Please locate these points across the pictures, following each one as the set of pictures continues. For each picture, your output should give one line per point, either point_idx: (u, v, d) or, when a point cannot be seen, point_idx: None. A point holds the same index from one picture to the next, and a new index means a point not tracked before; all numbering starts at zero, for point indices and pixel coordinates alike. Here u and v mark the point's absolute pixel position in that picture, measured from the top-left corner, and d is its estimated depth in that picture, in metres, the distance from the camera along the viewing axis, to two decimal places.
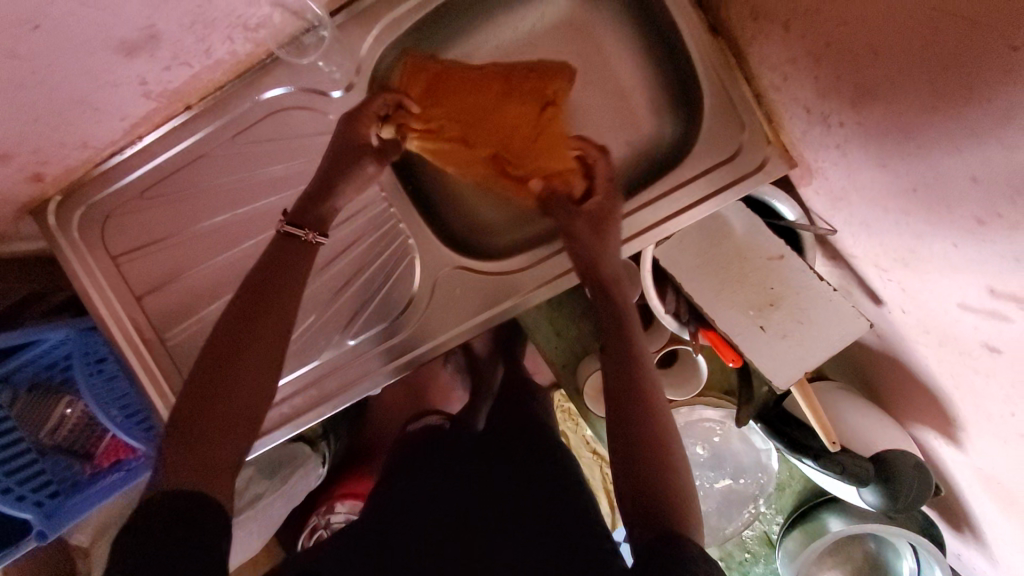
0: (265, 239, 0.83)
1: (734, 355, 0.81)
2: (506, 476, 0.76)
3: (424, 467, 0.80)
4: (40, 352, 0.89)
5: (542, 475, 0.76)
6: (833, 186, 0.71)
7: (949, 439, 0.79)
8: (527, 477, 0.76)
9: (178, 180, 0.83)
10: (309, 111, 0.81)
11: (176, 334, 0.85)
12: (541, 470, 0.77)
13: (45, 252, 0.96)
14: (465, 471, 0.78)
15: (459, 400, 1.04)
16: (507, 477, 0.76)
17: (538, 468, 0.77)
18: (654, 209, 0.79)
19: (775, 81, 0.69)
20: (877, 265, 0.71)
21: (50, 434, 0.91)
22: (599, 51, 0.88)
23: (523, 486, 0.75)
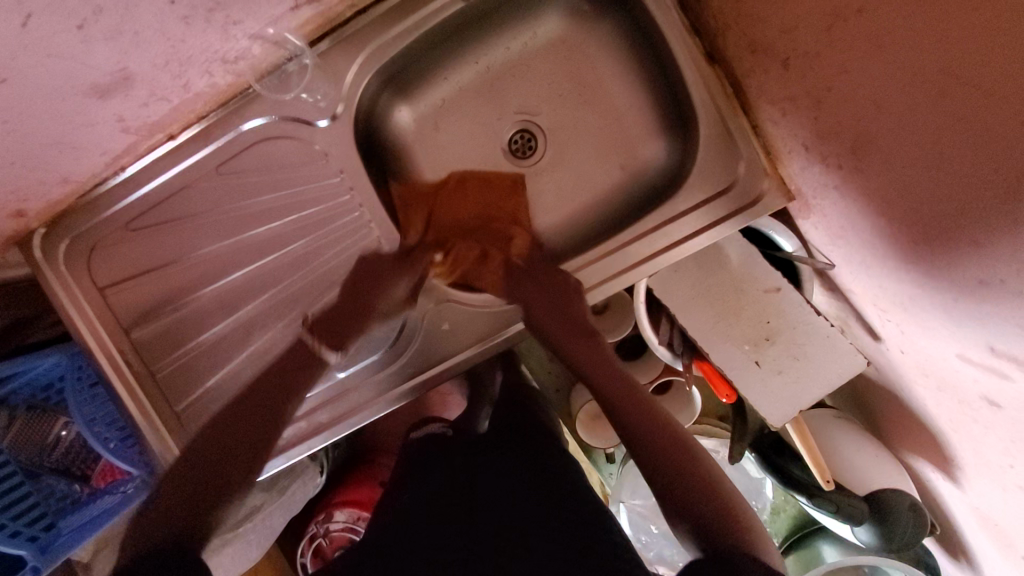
0: (252, 270, 0.82)
1: (728, 390, 0.80)
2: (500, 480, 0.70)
3: (425, 489, 0.72)
4: (30, 377, 0.89)
5: (559, 489, 0.68)
6: (831, 223, 0.68)
7: (946, 474, 0.77)
8: (540, 492, 0.67)
9: (162, 211, 0.81)
10: (293, 141, 0.78)
11: (165, 365, 0.84)
12: (558, 486, 0.68)
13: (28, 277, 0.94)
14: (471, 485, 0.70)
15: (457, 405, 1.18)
16: (516, 491, 0.68)
17: (553, 485, 0.69)
18: (647, 242, 0.77)
19: (774, 114, 0.66)
20: (877, 304, 0.69)
21: (43, 459, 0.92)
22: (593, 73, 0.85)
23: (537, 500, 0.66)
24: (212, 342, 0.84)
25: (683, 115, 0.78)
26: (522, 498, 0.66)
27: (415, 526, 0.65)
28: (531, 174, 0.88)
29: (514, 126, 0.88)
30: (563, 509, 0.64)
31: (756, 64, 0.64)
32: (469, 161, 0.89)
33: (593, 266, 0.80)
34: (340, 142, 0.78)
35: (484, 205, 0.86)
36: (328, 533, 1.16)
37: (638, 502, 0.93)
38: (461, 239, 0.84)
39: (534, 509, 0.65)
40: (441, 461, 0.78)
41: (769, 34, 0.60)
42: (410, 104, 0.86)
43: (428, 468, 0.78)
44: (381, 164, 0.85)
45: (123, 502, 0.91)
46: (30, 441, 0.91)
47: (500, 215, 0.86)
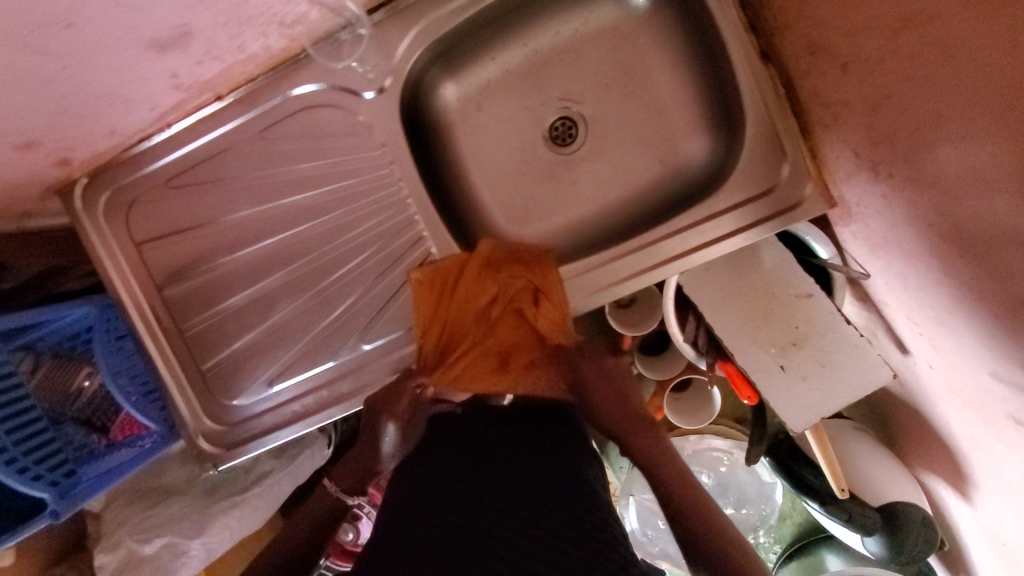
0: (287, 237, 0.83)
1: (750, 392, 0.80)
2: (513, 454, 0.63)
3: (439, 465, 0.62)
4: (60, 326, 0.91)
5: (586, 525, 0.58)
6: (872, 232, 0.68)
7: (959, 492, 0.77)
8: (566, 517, 0.58)
9: (202, 171, 0.82)
10: (338, 110, 0.79)
11: (193, 324, 0.85)
12: (585, 516, 0.59)
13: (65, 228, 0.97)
14: (494, 476, 0.60)
15: None
16: (542, 505, 0.58)
17: (580, 513, 0.59)
18: (682, 240, 0.77)
19: (827, 119, 0.66)
20: (909, 316, 0.69)
21: (67, 407, 0.92)
22: (641, 63, 0.85)
23: (561, 527, 0.56)
24: (241, 306, 0.85)
25: (730, 114, 0.78)
26: (548, 517, 0.57)
27: (421, 520, 0.56)
28: (569, 162, 0.88)
29: (556, 113, 0.88)
30: (587, 554, 0.55)
31: (813, 68, 0.64)
32: (508, 145, 0.89)
33: (603, 267, 0.80)
34: (385, 115, 0.79)
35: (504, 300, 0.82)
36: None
37: (648, 497, 0.94)
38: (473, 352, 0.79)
39: (558, 539, 0.55)
40: (460, 438, 0.66)
41: (830, 38, 0.60)
42: (455, 83, 0.86)
43: (444, 440, 0.67)
44: (422, 140, 0.85)
45: (144, 455, 0.95)
46: (54, 389, 0.91)
47: (507, 314, 0.82)
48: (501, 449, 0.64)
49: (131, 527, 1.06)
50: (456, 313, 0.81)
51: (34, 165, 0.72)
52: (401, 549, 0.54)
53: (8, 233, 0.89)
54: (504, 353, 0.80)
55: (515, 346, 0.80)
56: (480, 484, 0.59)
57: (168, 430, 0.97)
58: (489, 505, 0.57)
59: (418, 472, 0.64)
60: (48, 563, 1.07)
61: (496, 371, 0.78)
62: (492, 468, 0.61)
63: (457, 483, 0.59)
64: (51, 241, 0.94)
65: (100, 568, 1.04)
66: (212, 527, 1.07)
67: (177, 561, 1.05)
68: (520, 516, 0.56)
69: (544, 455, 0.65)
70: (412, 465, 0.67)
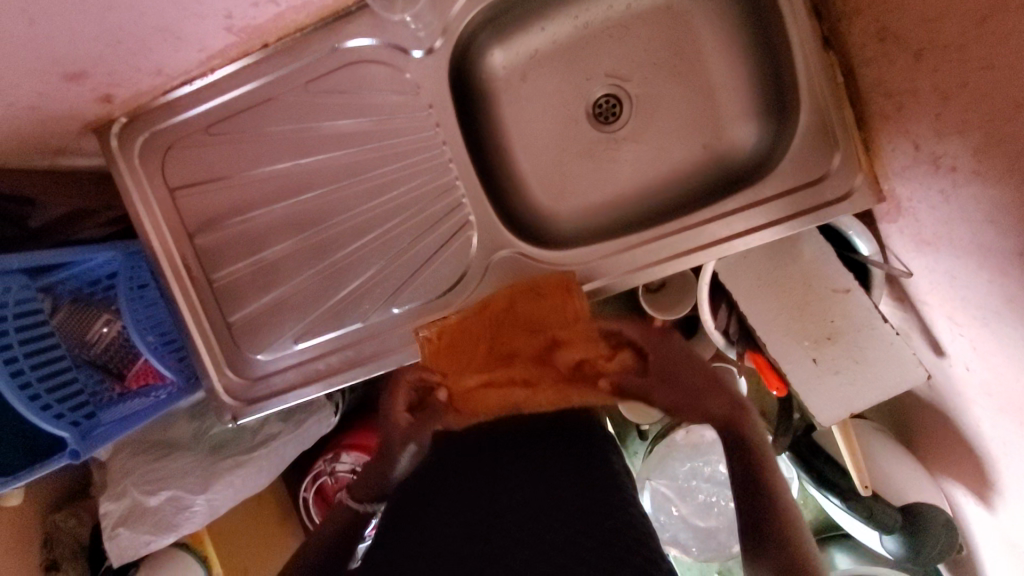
0: (325, 193, 0.82)
1: (779, 383, 0.80)
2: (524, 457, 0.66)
3: (456, 474, 0.66)
4: (85, 268, 0.90)
5: (604, 514, 0.59)
6: (923, 229, 0.67)
7: (979, 498, 0.77)
8: (581, 508, 0.59)
9: (243, 119, 0.81)
10: (386, 67, 0.78)
11: (223, 275, 0.85)
12: (604, 506, 0.60)
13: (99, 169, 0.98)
14: (508, 480, 0.63)
15: None
16: (557, 500, 0.60)
17: (597, 501, 0.60)
18: (725, 224, 0.76)
19: (887, 110, 0.66)
20: (951, 316, 0.69)
21: (85, 349, 0.92)
22: (693, 43, 0.83)
23: (575, 518, 0.58)
24: (272, 260, 0.84)
25: (783, 102, 0.77)
26: (556, 514, 0.58)
27: (441, 523, 0.59)
28: (610, 141, 0.87)
29: (602, 89, 0.86)
30: (603, 536, 0.56)
31: (882, 55, 0.64)
32: (550, 119, 0.88)
33: (638, 248, 0.79)
34: (433, 76, 0.78)
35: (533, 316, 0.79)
36: (334, 472, 1.17)
37: (664, 483, 0.94)
38: (498, 378, 0.78)
39: (573, 527, 0.56)
40: (476, 450, 0.69)
41: (905, 26, 0.60)
42: (504, 50, 0.85)
43: (461, 451, 0.70)
44: (466, 105, 0.84)
45: (159, 406, 0.93)
46: (74, 331, 0.91)
47: (541, 336, 0.79)
48: (522, 456, 0.66)
49: (136, 478, 1.06)
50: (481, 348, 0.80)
51: (77, 98, 0.72)
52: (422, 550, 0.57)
53: (49, 172, 0.92)
54: (535, 377, 0.77)
55: (540, 370, 0.77)
56: (494, 492, 0.61)
57: (185, 383, 0.96)
58: (505, 507, 0.59)
59: (438, 479, 0.67)
60: (51, 507, 1.06)
61: (521, 392, 0.75)
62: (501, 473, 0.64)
63: (472, 490, 0.63)
64: (89, 181, 0.96)
65: (106, 515, 1.04)
66: (217, 483, 1.06)
67: (180, 516, 1.03)
68: (532, 513, 0.58)
69: (558, 454, 0.66)
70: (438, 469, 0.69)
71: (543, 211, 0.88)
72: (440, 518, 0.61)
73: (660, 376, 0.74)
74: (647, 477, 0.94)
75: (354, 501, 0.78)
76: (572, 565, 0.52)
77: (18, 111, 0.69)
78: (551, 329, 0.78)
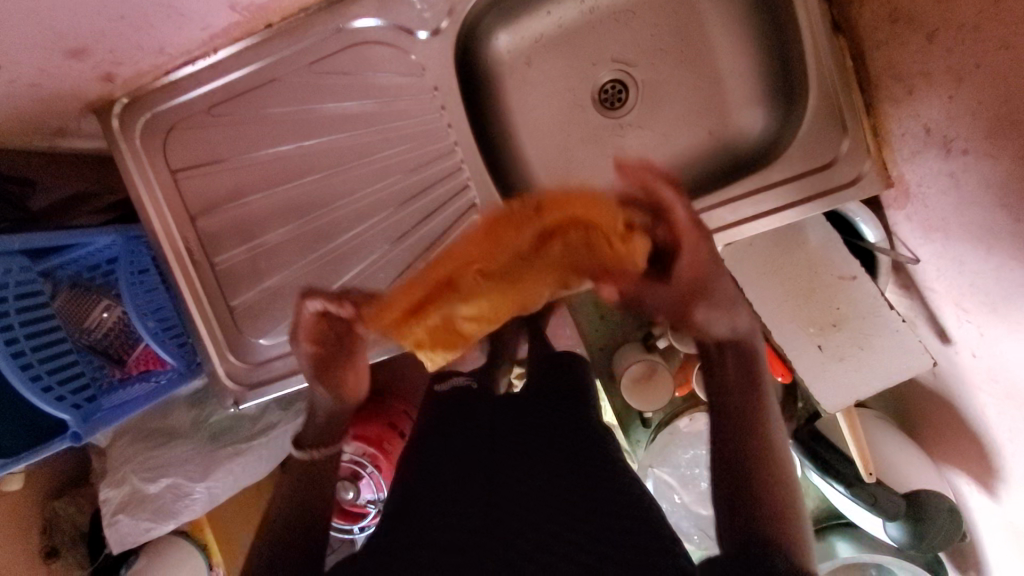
0: (328, 176, 0.81)
1: (783, 369, 0.80)
2: (524, 432, 0.64)
3: (452, 436, 0.66)
4: (84, 252, 0.90)
5: (596, 474, 0.58)
6: (931, 214, 0.67)
7: (981, 486, 0.77)
8: (574, 472, 0.58)
9: (246, 100, 0.80)
10: (391, 49, 0.77)
11: (226, 258, 0.84)
12: (597, 469, 0.59)
13: (102, 153, 0.97)
14: (503, 444, 0.62)
15: None
16: (551, 462, 0.59)
17: (590, 464, 0.59)
18: (734, 209, 0.75)
19: (898, 93, 0.65)
20: (957, 303, 0.69)
21: (86, 335, 0.92)
22: (700, 27, 0.82)
23: (568, 482, 0.57)
24: (274, 244, 0.83)
25: (792, 86, 0.76)
26: (555, 488, 0.56)
27: (439, 483, 0.58)
28: (616, 126, 0.86)
29: (608, 74, 0.85)
30: (594, 498, 0.55)
31: (894, 37, 0.64)
32: (556, 103, 0.87)
33: None
34: (438, 59, 0.77)
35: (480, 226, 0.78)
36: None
37: (666, 471, 0.94)
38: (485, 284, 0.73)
39: (566, 491, 0.56)
40: (473, 416, 0.69)
41: (919, 7, 0.60)
42: (510, 33, 0.84)
43: (458, 416, 0.70)
44: (472, 89, 0.84)
45: (160, 392, 0.92)
46: (75, 316, 0.91)
47: (525, 233, 0.75)
48: (518, 423, 0.66)
49: (136, 465, 1.06)
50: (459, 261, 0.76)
51: (79, 76, 0.71)
52: (420, 510, 0.56)
53: (77, 156, 0.94)
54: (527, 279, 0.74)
55: (490, 270, 0.74)
56: (491, 448, 0.62)
57: (185, 368, 0.95)
58: (500, 471, 0.59)
59: (433, 442, 0.66)
60: (50, 494, 1.06)
61: (481, 287, 0.73)
62: (501, 446, 0.62)
63: (468, 453, 0.62)
64: (113, 171, 0.99)
65: (105, 502, 1.04)
66: (216, 472, 1.06)
67: (179, 503, 1.04)
68: (527, 475, 0.58)
69: (553, 422, 0.66)
70: (434, 437, 0.67)
71: None
72: (437, 490, 0.58)
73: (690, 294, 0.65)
74: (649, 466, 0.95)
75: (297, 452, 0.68)
76: (562, 532, 0.51)
77: (20, 89, 0.68)
78: (507, 237, 0.75)
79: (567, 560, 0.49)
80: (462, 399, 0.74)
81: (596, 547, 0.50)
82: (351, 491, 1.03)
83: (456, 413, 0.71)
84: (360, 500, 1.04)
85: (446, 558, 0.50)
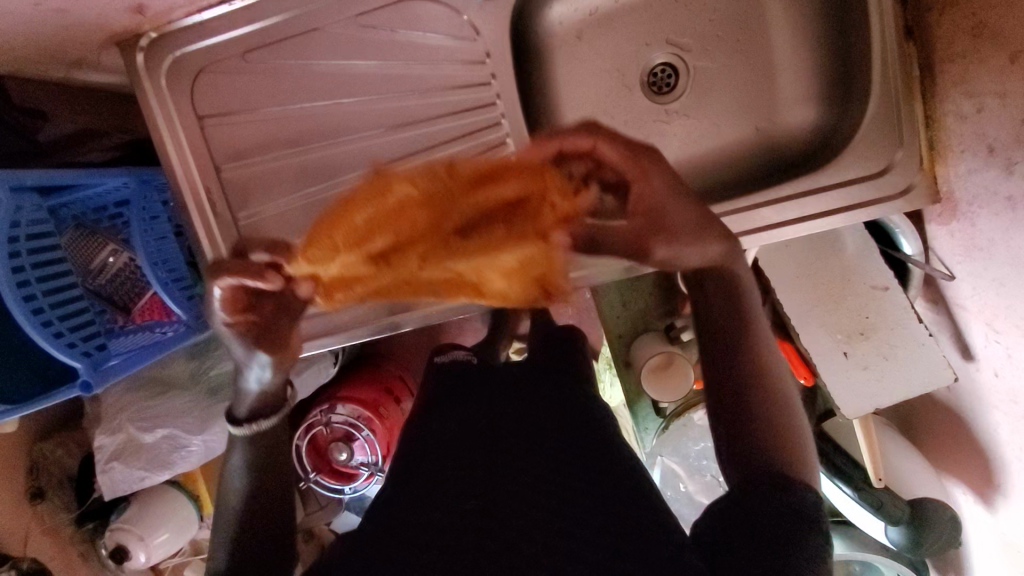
0: (366, 138, 0.78)
1: (805, 372, 0.82)
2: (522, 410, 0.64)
3: (449, 413, 0.67)
4: (95, 193, 0.86)
5: (593, 454, 0.59)
6: (976, 234, 0.69)
7: (978, 496, 0.81)
8: (571, 447, 0.59)
9: (284, 48, 0.76)
10: (445, 9, 0.74)
11: (249, 214, 0.81)
12: (596, 449, 0.60)
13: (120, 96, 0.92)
14: (501, 422, 0.63)
15: (473, 333, 1.14)
16: (549, 442, 0.60)
17: (586, 441, 0.61)
18: (777, 211, 0.74)
19: (965, 109, 0.66)
20: (989, 323, 0.71)
21: (93, 279, 0.88)
22: (761, 15, 0.79)
23: (565, 459, 0.58)
24: (303, 204, 0.80)
25: (849, 85, 0.75)
26: (553, 464, 0.57)
27: (440, 461, 0.60)
28: (661, 112, 0.84)
29: (661, 55, 0.82)
30: (593, 475, 0.56)
31: (972, 51, 0.63)
32: (602, 82, 0.84)
33: None
34: (493, 25, 0.75)
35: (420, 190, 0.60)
36: (329, 424, 1.05)
37: (674, 460, 0.97)
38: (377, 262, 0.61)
39: (564, 466, 0.57)
40: (469, 395, 0.70)
41: (1005, 25, 0.59)
42: (565, 4, 0.81)
43: (456, 395, 0.71)
44: (522, 58, 0.80)
45: (171, 343, 0.89)
46: (79, 259, 0.87)
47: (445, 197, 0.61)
48: (517, 404, 0.65)
49: (132, 414, 1.02)
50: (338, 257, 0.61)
51: (109, 5, 0.67)
52: (422, 487, 0.57)
53: (95, 94, 0.89)
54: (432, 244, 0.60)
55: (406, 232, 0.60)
56: (491, 428, 0.62)
57: (192, 321, 0.90)
58: (501, 447, 0.59)
59: (433, 419, 0.67)
60: (37, 435, 1.02)
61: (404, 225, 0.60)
62: (500, 425, 0.63)
63: (464, 433, 0.63)
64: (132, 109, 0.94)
65: (100, 448, 1.01)
66: (214, 425, 1.03)
67: (175, 454, 1.02)
68: (526, 452, 0.58)
69: (551, 399, 0.67)
70: (429, 416, 0.68)
71: None
72: (442, 467, 0.59)
73: (645, 228, 0.60)
74: (659, 455, 0.98)
75: (235, 427, 0.65)
76: (565, 508, 0.52)
77: (45, 13, 0.63)
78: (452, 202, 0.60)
79: (567, 533, 0.50)
80: (464, 370, 0.76)
81: (594, 521, 0.51)
82: (344, 452, 1.04)
83: (467, 384, 0.73)
84: (353, 460, 1.05)
85: (449, 537, 0.51)
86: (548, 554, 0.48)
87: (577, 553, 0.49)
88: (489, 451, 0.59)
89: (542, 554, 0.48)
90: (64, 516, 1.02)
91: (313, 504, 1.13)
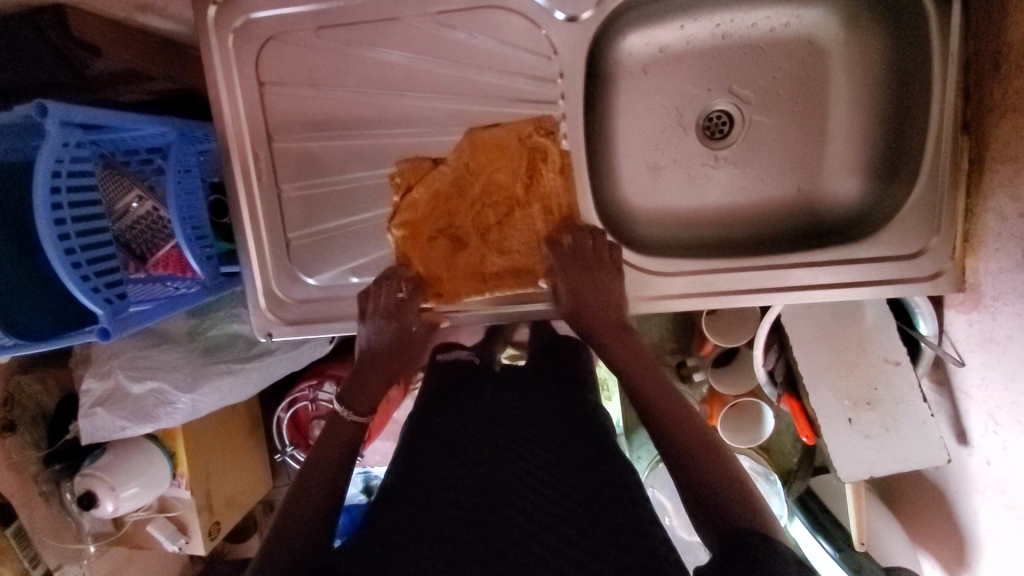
0: (423, 132, 0.79)
1: (809, 431, 0.85)
2: (526, 413, 0.66)
3: (454, 404, 0.68)
4: (139, 135, 0.84)
5: (594, 464, 0.61)
6: (995, 327, 0.73)
7: (946, 570, 0.85)
8: (575, 460, 0.61)
9: (359, 31, 0.75)
10: (525, 21, 0.74)
11: (293, 187, 0.81)
12: (598, 461, 0.61)
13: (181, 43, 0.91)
14: (503, 419, 0.64)
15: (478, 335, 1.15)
16: (551, 447, 0.61)
17: (591, 457, 0.62)
18: (811, 272, 0.76)
19: (1006, 212, 0.70)
20: (991, 414, 0.75)
21: (116, 221, 0.86)
22: (825, 80, 0.81)
23: (568, 471, 0.59)
24: (351, 186, 0.81)
25: (897, 165, 0.77)
26: (558, 474, 0.58)
27: (446, 454, 0.60)
28: (710, 158, 0.85)
29: (721, 103, 0.84)
30: (596, 489, 0.57)
31: None
32: (658, 118, 0.85)
33: (720, 273, 0.79)
34: (571, 45, 0.75)
35: (488, 168, 0.79)
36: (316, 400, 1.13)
37: (663, 493, 1.00)
38: (436, 204, 0.80)
39: (569, 478, 0.58)
40: (478, 386, 0.71)
41: None
42: (637, 36, 0.82)
43: (466, 381, 0.73)
44: (589, 79, 0.81)
45: (186, 300, 0.87)
46: (107, 198, 0.84)
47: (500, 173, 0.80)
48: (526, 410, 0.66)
49: (124, 361, 1.00)
50: (439, 211, 0.81)
51: None
52: (430, 477, 0.58)
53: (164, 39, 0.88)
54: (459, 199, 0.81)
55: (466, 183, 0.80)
56: (494, 427, 0.63)
57: (209, 281, 0.89)
58: (507, 443, 0.60)
59: (435, 411, 0.68)
60: (19, 366, 0.98)
61: (460, 182, 0.80)
62: (505, 421, 0.64)
63: (466, 427, 0.64)
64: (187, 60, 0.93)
65: (86, 392, 0.98)
66: (205, 387, 1.00)
67: (162, 410, 0.98)
68: (526, 452, 0.60)
69: (549, 404, 0.68)
70: (433, 405, 0.69)
71: (629, 212, 0.87)
72: (447, 458, 0.60)
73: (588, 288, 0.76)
74: (651, 487, 1.01)
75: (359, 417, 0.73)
76: (571, 519, 0.54)
77: None
78: (500, 175, 0.80)
79: (571, 544, 0.52)
80: (467, 369, 0.76)
81: (596, 536, 0.53)
82: None
83: (474, 373, 0.75)
84: None
85: (456, 531, 0.52)
86: (553, 558, 0.50)
87: (583, 564, 0.50)
88: (493, 444, 0.60)
89: (548, 559, 0.50)
90: (32, 452, 0.98)
91: (284, 477, 1.30)
